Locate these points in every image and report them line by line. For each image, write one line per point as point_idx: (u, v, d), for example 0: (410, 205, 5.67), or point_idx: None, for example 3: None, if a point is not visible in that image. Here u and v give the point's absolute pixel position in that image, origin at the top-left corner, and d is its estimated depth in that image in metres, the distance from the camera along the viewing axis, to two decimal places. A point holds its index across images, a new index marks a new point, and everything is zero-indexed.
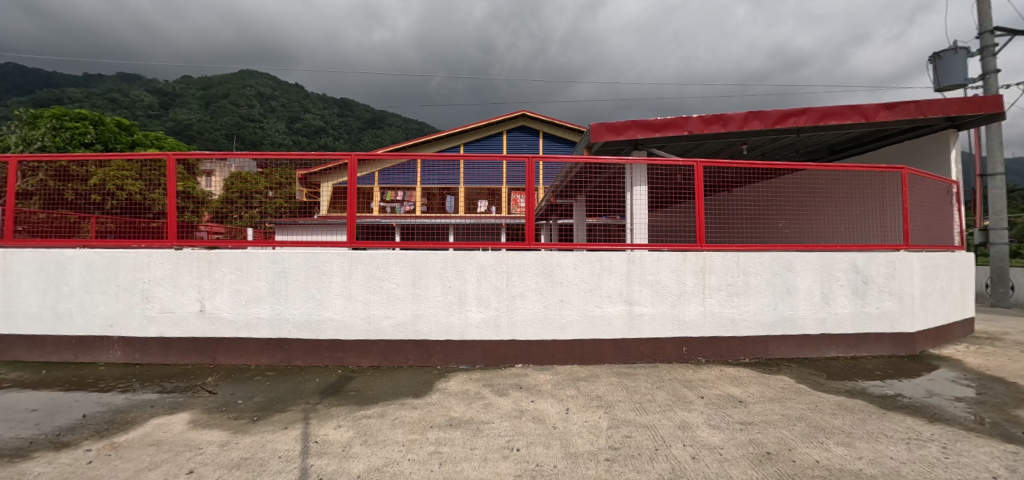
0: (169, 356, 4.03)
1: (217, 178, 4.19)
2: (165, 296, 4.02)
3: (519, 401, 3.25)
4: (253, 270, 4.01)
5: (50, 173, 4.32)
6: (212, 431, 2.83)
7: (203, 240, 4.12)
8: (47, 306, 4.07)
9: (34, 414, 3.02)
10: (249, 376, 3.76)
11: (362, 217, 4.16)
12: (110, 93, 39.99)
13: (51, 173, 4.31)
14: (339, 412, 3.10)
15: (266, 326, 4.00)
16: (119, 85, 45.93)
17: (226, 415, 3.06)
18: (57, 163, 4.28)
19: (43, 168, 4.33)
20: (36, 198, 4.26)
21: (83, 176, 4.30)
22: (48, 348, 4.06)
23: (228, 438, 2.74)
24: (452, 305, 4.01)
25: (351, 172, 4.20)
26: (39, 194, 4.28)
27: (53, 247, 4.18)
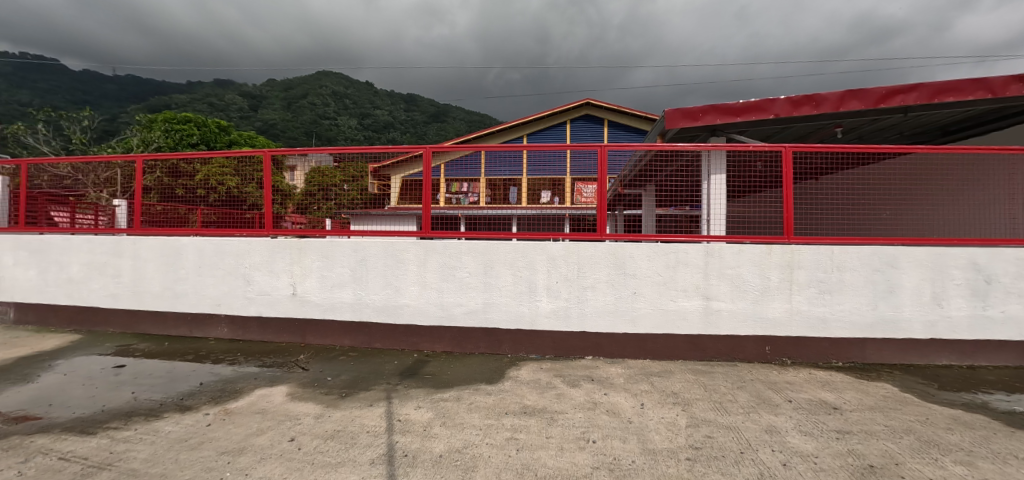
0: (267, 335, 4.48)
1: (299, 172, 4.44)
2: (262, 279, 4.42)
3: (592, 393, 3.21)
4: (337, 257, 4.29)
5: (164, 170, 4.91)
6: (308, 403, 3.14)
7: (292, 229, 4.44)
8: (167, 286, 4.63)
9: (160, 380, 3.56)
10: (335, 356, 4.05)
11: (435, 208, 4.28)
12: (208, 97, 44.82)
13: (165, 170, 4.91)
14: (418, 393, 3.26)
15: (348, 310, 4.26)
16: (215, 90, 51.48)
17: (316, 390, 3.34)
18: (169, 161, 4.87)
19: (157, 166, 4.85)
20: (154, 193, 4.86)
21: (190, 173, 4.96)
22: (171, 321, 4.69)
23: (322, 410, 3.04)
24: (523, 294, 4.04)
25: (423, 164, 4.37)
26: (155, 189, 4.88)
27: (168, 235, 4.69)
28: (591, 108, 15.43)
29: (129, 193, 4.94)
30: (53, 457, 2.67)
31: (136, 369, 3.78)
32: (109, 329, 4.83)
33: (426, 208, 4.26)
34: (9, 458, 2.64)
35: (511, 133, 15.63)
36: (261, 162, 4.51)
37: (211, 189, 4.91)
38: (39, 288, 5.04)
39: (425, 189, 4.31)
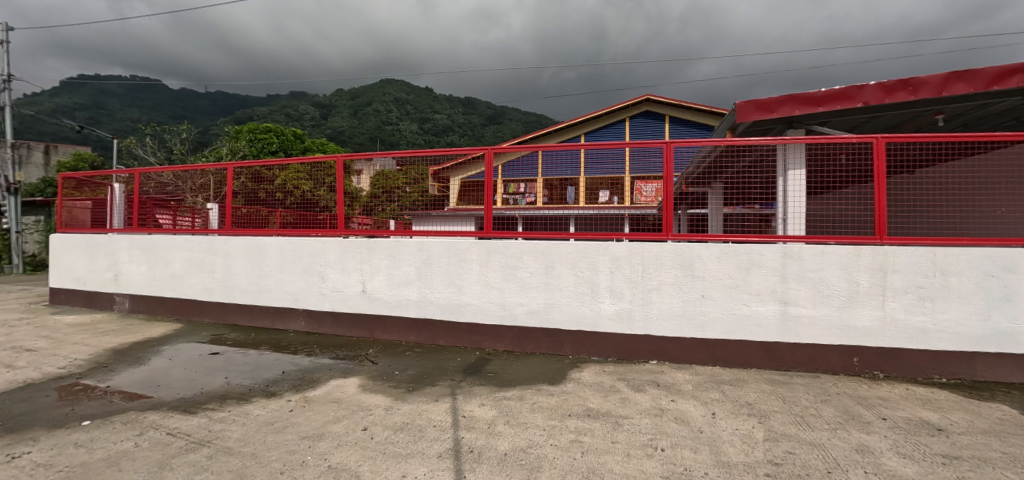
0: (338, 329, 4.73)
1: (365, 176, 4.80)
2: (336, 276, 4.72)
3: (658, 399, 3.10)
4: (403, 256, 4.48)
5: (248, 176, 5.30)
6: (378, 396, 3.35)
7: (360, 230, 4.73)
8: (254, 281, 5.08)
9: (248, 368, 3.97)
10: (402, 351, 4.23)
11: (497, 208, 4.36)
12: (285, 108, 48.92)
13: (248, 176, 5.29)
14: (482, 390, 3.36)
15: (413, 307, 4.45)
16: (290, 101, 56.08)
17: (386, 382, 3.55)
18: (253, 167, 5.25)
19: (244, 173, 5.28)
20: (241, 197, 5.33)
21: (270, 178, 5.27)
22: (256, 312, 5.10)
23: (391, 403, 3.24)
24: (585, 296, 4.01)
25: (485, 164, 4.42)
26: (242, 194, 5.35)
27: (254, 235, 5.17)
28: (651, 104, 14.99)
29: (221, 197, 5.56)
30: (161, 433, 3.15)
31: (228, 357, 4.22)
32: (205, 320, 5.39)
33: (488, 209, 4.33)
34: (128, 431, 3.19)
35: (568, 132, 15.48)
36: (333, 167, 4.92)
37: (287, 192, 5.25)
38: (150, 282, 5.75)
39: (485, 190, 4.36)
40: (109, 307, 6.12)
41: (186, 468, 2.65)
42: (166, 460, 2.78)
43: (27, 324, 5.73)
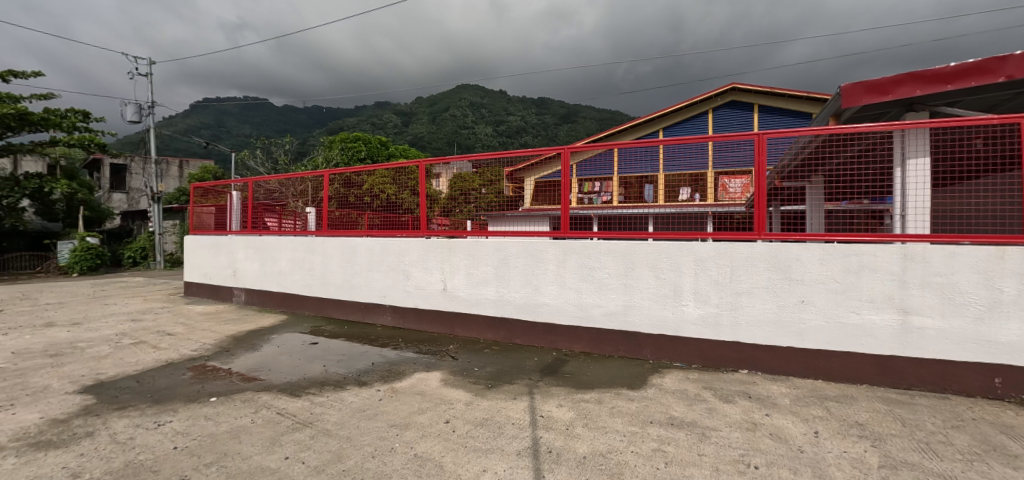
0: (421, 324, 5.03)
1: (444, 179, 5.02)
2: (419, 275, 5.01)
3: (750, 412, 2.88)
4: (481, 256, 4.68)
5: (340, 182, 5.87)
6: (459, 391, 3.59)
7: (440, 232, 4.94)
8: (347, 278, 5.57)
9: (343, 357, 4.45)
10: (481, 348, 4.46)
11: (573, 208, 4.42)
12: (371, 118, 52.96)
13: (341, 182, 5.86)
14: (559, 391, 3.39)
15: (491, 305, 4.63)
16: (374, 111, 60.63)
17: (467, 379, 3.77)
18: (345, 174, 5.80)
19: (337, 180, 5.86)
20: (335, 201, 5.88)
21: (359, 184, 5.74)
22: (348, 306, 5.62)
23: (472, 398, 3.41)
24: (666, 298, 3.91)
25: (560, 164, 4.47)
26: (336, 198, 5.90)
27: (347, 237, 5.65)
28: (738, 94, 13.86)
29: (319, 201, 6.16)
30: (274, 411, 3.69)
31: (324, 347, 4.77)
32: (304, 313, 6.08)
33: (564, 209, 4.42)
34: (247, 408, 3.75)
35: (645, 129, 14.85)
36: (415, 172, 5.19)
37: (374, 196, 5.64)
38: (261, 277, 6.56)
39: (562, 189, 4.45)
40: (229, 300, 7.07)
41: (293, 445, 3.10)
42: (276, 436, 3.29)
43: (171, 311, 6.86)
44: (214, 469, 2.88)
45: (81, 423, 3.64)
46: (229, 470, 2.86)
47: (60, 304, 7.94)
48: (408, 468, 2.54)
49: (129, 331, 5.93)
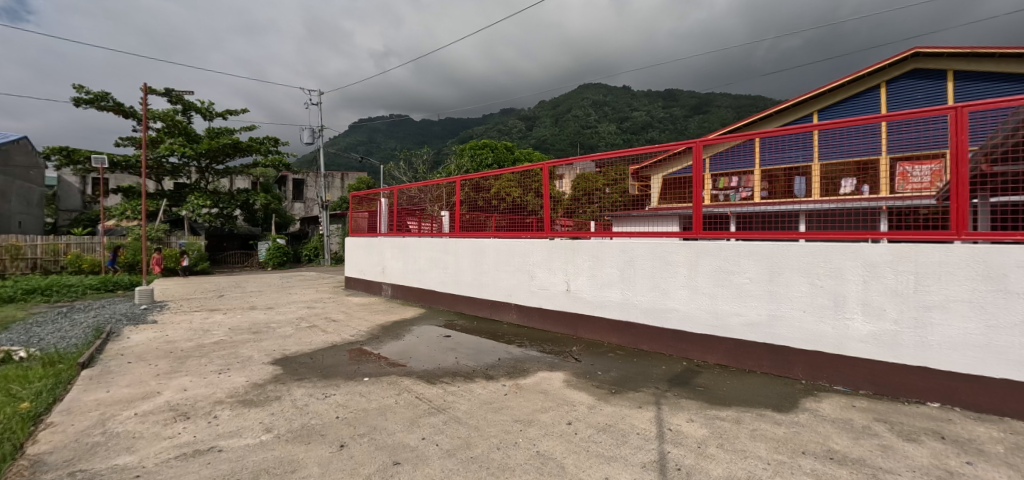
0: (545, 323, 5.51)
1: (567, 180, 5.28)
2: (543, 276, 5.49)
3: (941, 457, 2.29)
4: (606, 258, 4.85)
5: (470, 187, 6.58)
6: (581, 393, 3.67)
7: (564, 233, 5.27)
8: (476, 277, 6.36)
9: (471, 350, 5.03)
10: (605, 352, 4.62)
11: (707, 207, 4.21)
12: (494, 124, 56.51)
13: (470, 187, 6.57)
14: (689, 404, 3.22)
15: (617, 308, 4.78)
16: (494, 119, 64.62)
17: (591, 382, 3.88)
18: (473, 180, 6.48)
19: (467, 185, 6.60)
20: (465, 205, 6.63)
21: (487, 188, 6.36)
22: (477, 303, 6.40)
23: (596, 402, 3.44)
24: (825, 310, 3.42)
25: (694, 157, 4.21)
26: (467, 202, 6.68)
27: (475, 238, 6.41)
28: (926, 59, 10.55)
29: (451, 204, 7.01)
30: (413, 395, 4.14)
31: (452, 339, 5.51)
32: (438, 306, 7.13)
33: (697, 207, 4.21)
34: (392, 391, 4.24)
35: (798, 110, 12.49)
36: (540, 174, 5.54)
37: (499, 200, 6.14)
38: (404, 273, 7.85)
39: (694, 185, 4.25)
40: (379, 293, 8.55)
41: (429, 428, 3.45)
42: (415, 417, 3.67)
43: (335, 302, 8.33)
44: (366, 439, 3.35)
45: (271, 389, 4.53)
46: (377, 442, 3.29)
47: (262, 290, 10.20)
48: (531, 465, 2.60)
49: (306, 314, 7.33)
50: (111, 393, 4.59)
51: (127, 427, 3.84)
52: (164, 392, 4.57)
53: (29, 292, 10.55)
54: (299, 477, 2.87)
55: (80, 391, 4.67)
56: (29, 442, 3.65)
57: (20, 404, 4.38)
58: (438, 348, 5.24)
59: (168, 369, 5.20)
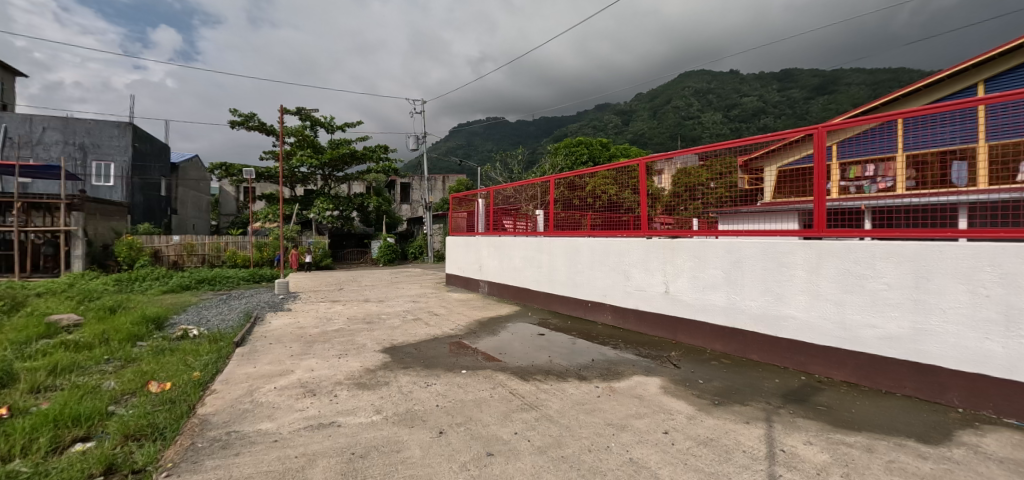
0: (641, 325, 5.91)
1: (666, 175, 5.66)
2: (639, 276, 5.92)
3: None
4: (709, 258, 4.97)
5: (564, 186, 7.42)
6: (680, 402, 3.69)
7: (663, 231, 5.66)
8: (571, 277, 7.14)
9: (565, 350, 5.33)
10: (708, 359, 4.70)
11: (831, 201, 4.02)
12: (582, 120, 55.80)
13: (564, 186, 7.40)
14: (806, 425, 3.07)
15: (721, 313, 4.86)
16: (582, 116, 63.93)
17: (691, 391, 3.91)
18: (568, 179, 7.30)
19: (562, 184, 7.46)
20: (561, 204, 7.53)
21: (582, 187, 7.03)
22: (572, 302, 7.15)
23: (695, 413, 3.44)
24: (990, 325, 3.02)
25: (816, 144, 4.12)
26: (562, 201, 7.53)
27: (571, 237, 7.21)
28: None
29: (546, 204, 8.03)
30: (507, 390, 4.28)
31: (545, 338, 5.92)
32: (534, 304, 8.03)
33: (820, 202, 4.08)
34: (488, 384, 4.47)
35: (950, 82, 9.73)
36: (638, 171, 6.04)
37: (595, 198, 6.84)
38: (501, 272, 9.00)
39: (817, 176, 4.10)
40: (478, 289, 9.88)
41: (521, 423, 3.51)
42: (508, 411, 3.77)
43: (436, 298, 9.20)
44: (463, 428, 3.52)
45: (381, 374, 5.02)
46: (473, 432, 3.44)
47: (374, 284, 11.43)
48: (623, 471, 2.62)
49: (412, 308, 8.17)
50: (257, 369, 5.44)
51: (269, 398, 4.51)
52: (296, 370, 5.32)
53: (200, 282, 13.06)
54: (403, 457, 3.13)
55: (234, 365, 5.60)
56: (199, 405, 4.52)
57: (193, 372, 5.49)
58: (532, 347, 5.57)
59: (299, 351, 6.02)
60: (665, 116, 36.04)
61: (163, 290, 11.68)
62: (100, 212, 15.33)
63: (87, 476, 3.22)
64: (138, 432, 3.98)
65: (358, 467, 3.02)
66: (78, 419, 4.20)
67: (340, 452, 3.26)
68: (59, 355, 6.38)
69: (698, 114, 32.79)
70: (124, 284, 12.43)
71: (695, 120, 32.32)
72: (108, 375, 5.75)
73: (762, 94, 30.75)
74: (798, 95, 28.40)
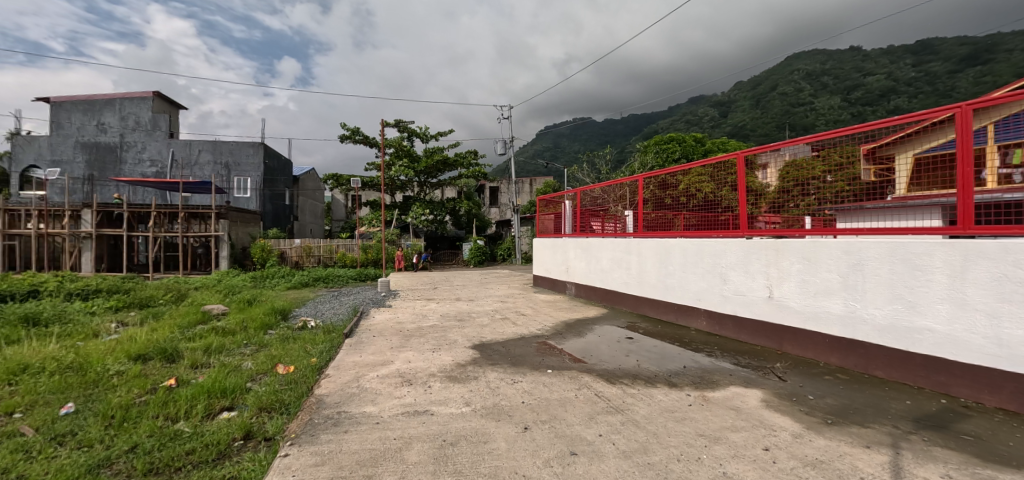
0: (741, 334, 5.55)
1: (772, 169, 5.41)
2: (739, 280, 5.56)
3: None
4: (822, 261, 4.52)
5: (654, 184, 7.40)
6: (784, 418, 3.40)
7: (767, 230, 5.32)
8: (661, 280, 6.96)
9: (655, 356, 5.19)
10: (820, 374, 4.25)
11: (981, 194, 3.48)
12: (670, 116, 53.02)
13: (654, 185, 7.38)
14: (944, 456, 2.67)
15: (837, 322, 4.39)
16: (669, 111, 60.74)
17: (797, 407, 3.58)
18: (659, 177, 7.28)
19: (651, 183, 7.47)
20: (651, 203, 7.50)
21: (674, 184, 6.93)
22: (662, 306, 6.96)
23: (802, 431, 3.15)
24: None
25: (961, 126, 3.61)
26: (652, 200, 7.50)
27: (663, 237, 7.04)
28: None
29: (635, 204, 7.99)
30: (593, 392, 4.28)
31: (634, 343, 5.81)
32: (622, 307, 7.94)
33: (965, 196, 3.57)
34: (573, 384, 4.51)
35: None
36: (737, 165, 5.86)
37: (690, 196, 6.64)
38: (588, 274, 9.06)
39: (960, 162, 3.60)
40: (564, 291, 10.04)
41: (606, 426, 3.50)
42: (593, 413, 3.77)
43: (524, 299, 9.48)
44: (547, 426, 3.60)
45: (471, 369, 5.31)
46: (558, 431, 3.50)
47: (465, 284, 12.08)
48: None
49: (500, 308, 8.53)
50: (363, 358, 6.08)
51: (372, 385, 5.02)
52: (396, 361, 5.85)
53: (316, 279, 14.91)
54: (489, 448, 3.30)
55: (344, 353, 6.32)
56: (316, 386, 5.18)
57: (311, 359, 6.30)
58: (619, 350, 5.50)
59: (398, 344, 6.62)
60: (765, 105, 32.54)
61: (288, 286, 13.56)
62: (241, 219, 18.26)
63: (230, 440, 3.91)
64: (268, 407, 4.68)
65: (449, 454, 3.25)
66: (224, 392, 5.07)
67: (432, 439, 3.53)
68: (212, 337, 7.77)
69: (807, 98, 29.07)
70: (258, 280, 14.67)
71: (803, 106, 28.54)
72: (247, 357, 6.83)
73: (890, 72, 26.21)
74: (940, 68, 23.66)
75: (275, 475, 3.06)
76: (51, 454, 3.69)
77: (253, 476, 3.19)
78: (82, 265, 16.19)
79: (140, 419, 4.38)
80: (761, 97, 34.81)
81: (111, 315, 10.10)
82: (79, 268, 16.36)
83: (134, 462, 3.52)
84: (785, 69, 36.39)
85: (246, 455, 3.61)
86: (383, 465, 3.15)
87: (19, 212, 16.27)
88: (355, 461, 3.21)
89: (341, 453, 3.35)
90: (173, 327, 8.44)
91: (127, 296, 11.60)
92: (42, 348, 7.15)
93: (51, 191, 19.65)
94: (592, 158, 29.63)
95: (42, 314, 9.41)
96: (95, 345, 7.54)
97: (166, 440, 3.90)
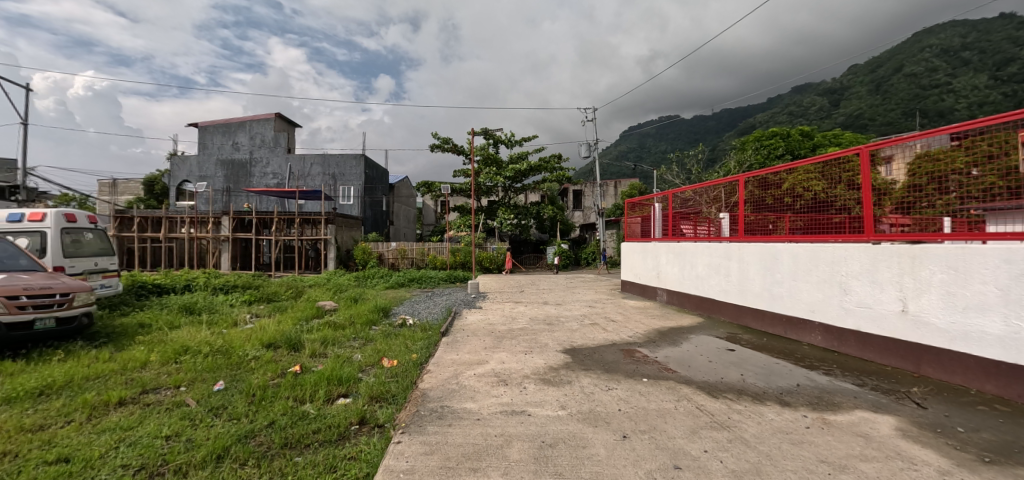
0: (865, 352, 4.99)
1: (899, 163, 4.79)
2: (862, 290, 5.00)
3: None
4: (974, 271, 3.95)
5: (756, 185, 6.98)
6: (928, 451, 3.02)
7: (896, 235, 4.75)
8: (766, 289, 6.47)
9: (763, 371, 4.85)
10: (971, 403, 3.71)
11: None
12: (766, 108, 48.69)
13: (756, 185, 6.97)
14: None
15: (995, 344, 3.79)
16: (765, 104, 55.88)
17: (943, 440, 3.16)
18: (760, 176, 6.84)
19: (753, 183, 7.06)
20: (750, 205, 7.05)
21: (777, 183, 6.46)
22: (768, 318, 6.45)
23: (951, 468, 2.79)
24: None
25: None
26: (751, 202, 7.05)
27: (767, 241, 6.53)
28: None
29: (733, 206, 7.50)
30: (694, 405, 4.12)
31: (735, 355, 5.47)
32: (720, 317, 7.50)
33: None
34: (671, 395, 4.38)
35: None
36: (859, 161, 5.22)
37: (796, 197, 6.13)
38: (681, 280, 8.69)
39: None
40: (655, 298, 9.72)
41: (711, 442, 3.36)
42: (696, 427, 3.64)
43: (612, 305, 9.35)
44: (647, 437, 3.54)
45: (564, 373, 5.38)
46: (658, 442, 3.43)
47: (550, 288, 12.19)
48: None
49: (588, 313, 8.49)
50: (458, 356, 6.44)
51: (470, 382, 5.30)
52: (490, 362, 6.11)
53: (410, 280, 16.08)
54: (589, 453, 3.35)
55: (441, 351, 6.75)
56: (418, 380, 5.60)
57: (413, 354, 6.83)
58: (720, 362, 5.21)
59: (492, 344, 6.91)
60: (886, 90, 28.51)
61: (387, 286, 14.81)
62: (346, 225, 20.26)
63: (349, 423, 4.38)
64: (379, 396, 5.17)
65: (549, 455, 3.36)
66: (341, 380, 5.68)
67: (531, 439, 3.65)
68: (327, 330, 8.76)
69: (941, 79, 24.98)
70: (361, 280, 16.16)
71: (938, 88, 24.45)
72: (356, 350, 7.59)
73: None
74: None
75: (392, 459, 3.40)
76: (210, 422, 4.45)
77: (370, 458, 3.55)
78: (220, 263, 19.16)
79: (275, 399, 5.09)
80: (879, 81, 30.44)
81: (245, 307, 11.82)
82: (219, 266, 19.41)
83: (273, 436, 4.12)
84: (911, 46, 31.45)
85: (362, 439, 4.04)
86: (486, 460, 3.34)
87: (175, 219, 19.72)
88: (460, 453, 3.45)
89: (447, 445, 3.62)
90: (296, 320, 9.65)
91: (258, 291, 13.51)
92: (199, 333, 8.61)
93: (197, 201, 23.52)
94: (679, 157, 28.11)
95: (197, 305, 11.31)
96: (236, 333, 8.88)
97: (296, 419, 4.49)
